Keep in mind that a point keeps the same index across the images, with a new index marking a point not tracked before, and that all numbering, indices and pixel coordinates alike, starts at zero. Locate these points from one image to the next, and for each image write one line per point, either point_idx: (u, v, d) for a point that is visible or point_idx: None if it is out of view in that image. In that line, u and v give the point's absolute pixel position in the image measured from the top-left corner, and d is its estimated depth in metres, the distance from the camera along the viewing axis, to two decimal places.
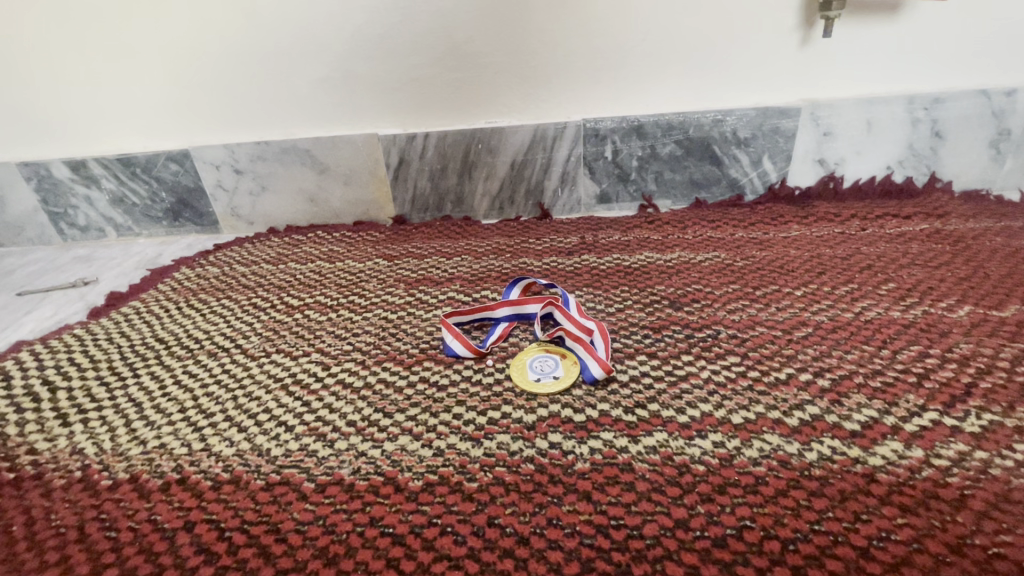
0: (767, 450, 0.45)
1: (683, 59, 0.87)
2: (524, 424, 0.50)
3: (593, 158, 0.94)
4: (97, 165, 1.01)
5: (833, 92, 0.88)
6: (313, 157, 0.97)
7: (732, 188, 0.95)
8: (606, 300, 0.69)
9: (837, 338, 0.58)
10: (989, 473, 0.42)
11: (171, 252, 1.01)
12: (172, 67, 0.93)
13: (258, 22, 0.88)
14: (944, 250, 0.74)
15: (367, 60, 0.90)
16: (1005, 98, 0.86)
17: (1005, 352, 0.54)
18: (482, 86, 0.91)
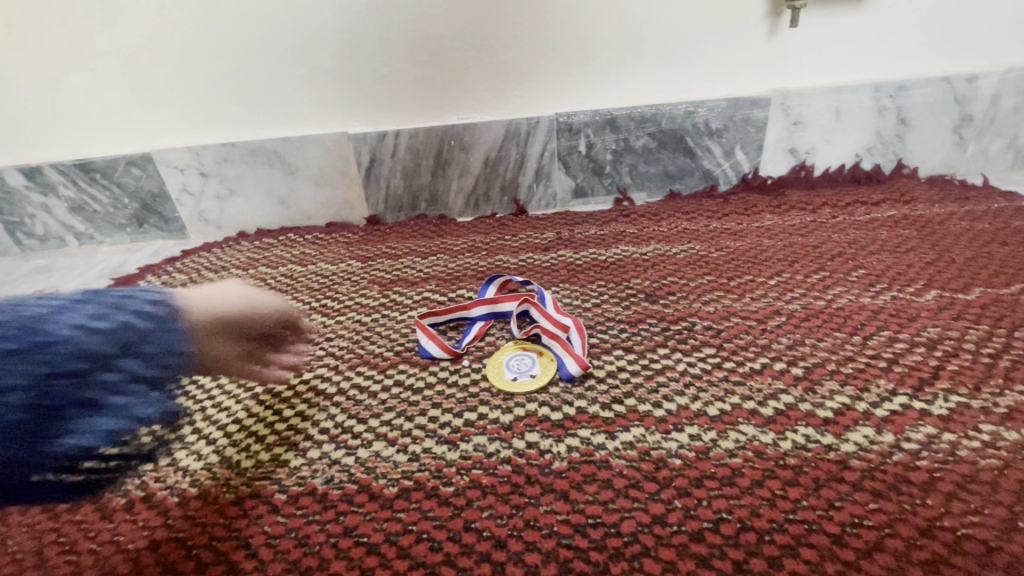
0: (742, 441, 0.45)
1: (654, 52, 0.87)
2: (501, 425, 0.50)
3: (567, 152, 0.93)
4: (54, 172, 0.97)
5: (802, 81, 0.89)
6: (282, 158, 0.95)
7: (705, 179, 0.95)
8: (583, 296, 0.69)
9: (810, 326, 0.59)
10: (957, 454, 0.42)
11: (136, 260, 0.98)
12: (129, 68, 0.90)
13: (221, 21, 0.85)
14: (913, 235, 0.75)
15: (334, 57, 0.88)
16: (967, 85, 0.88)
17: (971, 335, 0.55)
18: (454, 83, 0.90)
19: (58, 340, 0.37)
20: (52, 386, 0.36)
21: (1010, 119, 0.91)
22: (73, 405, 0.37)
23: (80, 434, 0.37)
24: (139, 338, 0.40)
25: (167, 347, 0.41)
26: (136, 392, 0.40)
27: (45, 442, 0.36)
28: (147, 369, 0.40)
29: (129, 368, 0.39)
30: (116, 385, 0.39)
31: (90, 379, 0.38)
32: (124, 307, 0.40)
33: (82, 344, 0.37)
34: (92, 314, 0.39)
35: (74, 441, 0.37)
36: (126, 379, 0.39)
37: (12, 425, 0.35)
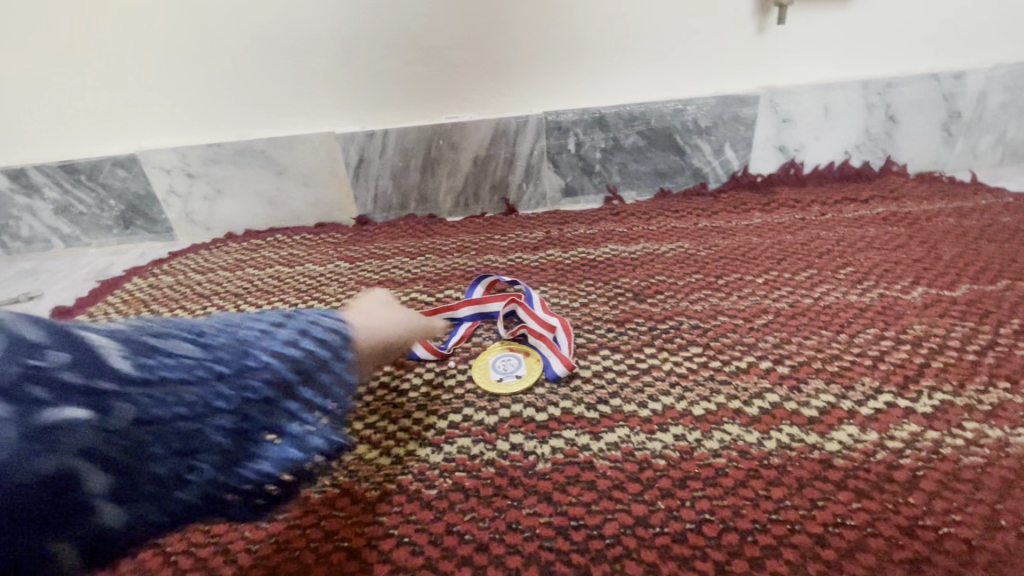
0: (727, 441, 0.45)
1: (643, 49, 0.87)
2: (486, 427, 0.49)
3: (556, 151, 0.93)
4: (38, 173, 0.96)
5: (790, 79, 0.89)
6: (269, 158, 0.94)
7: (695, 177, 0.95)
8: (571, 295, 0.69)
9: (797, 324, 0.59)
10: (940, 452, 0.42)
11: (123, 262, 0.97)
12: (113, 68, 0.89)
13: (207, 19, 0.85)
14: (901, 232, 0.76)
15: (320, 56, 0.87)
16: (954, 82, 0.88)
17: (956, 332, 0.55)
18: (443, 81, 0.89)
19: (260, 367, 0.36)
20: (253, 409, 0.35)
21: (998, 115, 0.91)
22: (272, 430, 0.36)
23: (273, 458, 0.36)
24: (325, 363, 0.39)
25: (346, 377, 0.40)
26: (331, 420, 0.39)
27: (241, 465, 0.35)
28: (342, 395, 0.39)
29: (313, 395, 0.38)
30: (300, 412, 0.37)
31: (279, 405, 0.36)
32: (310, 333, 0.39)
33: (278, 371, 0.37)
34: (288, 339, 0.38)
35: (268, 465, 0.35)
36: (307, 408, 0.37)
37: (221, 447, 0.34)
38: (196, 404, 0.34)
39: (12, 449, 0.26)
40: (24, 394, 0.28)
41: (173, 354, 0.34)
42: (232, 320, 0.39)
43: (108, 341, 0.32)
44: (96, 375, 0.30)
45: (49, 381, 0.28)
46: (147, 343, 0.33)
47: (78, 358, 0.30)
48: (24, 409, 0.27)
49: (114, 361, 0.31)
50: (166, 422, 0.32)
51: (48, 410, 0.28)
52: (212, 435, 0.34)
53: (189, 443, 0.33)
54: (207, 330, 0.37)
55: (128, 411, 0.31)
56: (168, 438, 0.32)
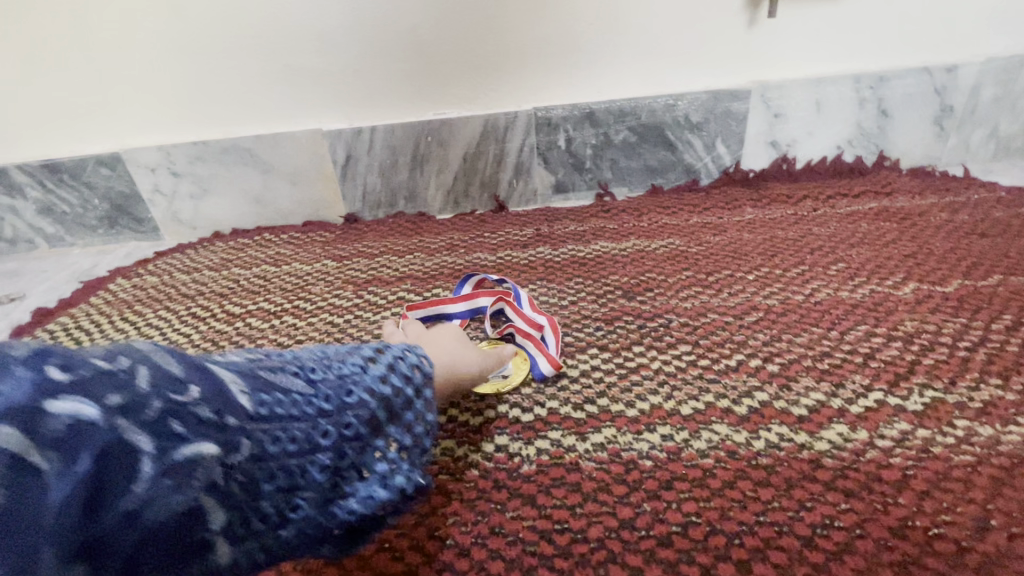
0: (715, 441, 0.44)
1: (632, 44, 0.86)
2: (470, 428, 0.48)
3: (546, 147, 0.92)
4: (20, 173, 0.95)
5: (782, 73, 0.88)
6: (256, 156, 0.93)
7: (687, 173, 0.94)
8: (560, 293, 0.68)
9: (787, 321, 0.58)
10: (931, 451, 0.42)
11: (108, 262, 0.96)
12: (95, 65, 0.87)
13: (189, 14, 0.83)
14: (893, 227, 0.75)
15: (306, 53, 0.86)
16: (946, 75, 0.88)
17: (948, 328, 0.54)
18: (428, 76, 0.88)
19: (359, 404, 0.34)
20: (348, 448, 0.33)
21: (990, 109, 0.90)
22: (360, 467, 0.34)
23: (361, 496, 0.33)
24: (409, 401, 0.37)
25: (424, 414, 0.39)
26: (414, 456, 0.37)
27: (333, 502, 0.32)
28: (421, 432, 0.38)
29: (397, 433, 0.36)
30: (386, 449, 0.35)
31: (368, 443, 0.34)
32: (398, 370, 0.37)
33: (374, 408, 0.35)
34: (380, 375, 0.36)
35: (358, 502, 0.33)
36: (391, 445, 0.36)
37: (320, 485, 0.31)
38: (303, 441, 0.30)
39: (148, 487, 0.23)
40: (165, 429, 0.24)
41: (288, 390, 0.31)
42: (328, 353, 0.37)
43: (232, 373, 0.29)
44: (228, 408, 0.27)
45: (188, 414, 0.25)
46: (264, 377, 0.30)
47: (209, 390, 0.26)
48: (163, 446, 0.23)
49: (239, 395, 0.28)
50: (278, 460, 0.29)
51: (186, 447, 0.24)
52: (313, 473, 0.31)
53: (292, 481, 0.30)
54: (308, 363, 0.34)
55: (251, 447, 0.27)
56: (277, 475, 0.29)
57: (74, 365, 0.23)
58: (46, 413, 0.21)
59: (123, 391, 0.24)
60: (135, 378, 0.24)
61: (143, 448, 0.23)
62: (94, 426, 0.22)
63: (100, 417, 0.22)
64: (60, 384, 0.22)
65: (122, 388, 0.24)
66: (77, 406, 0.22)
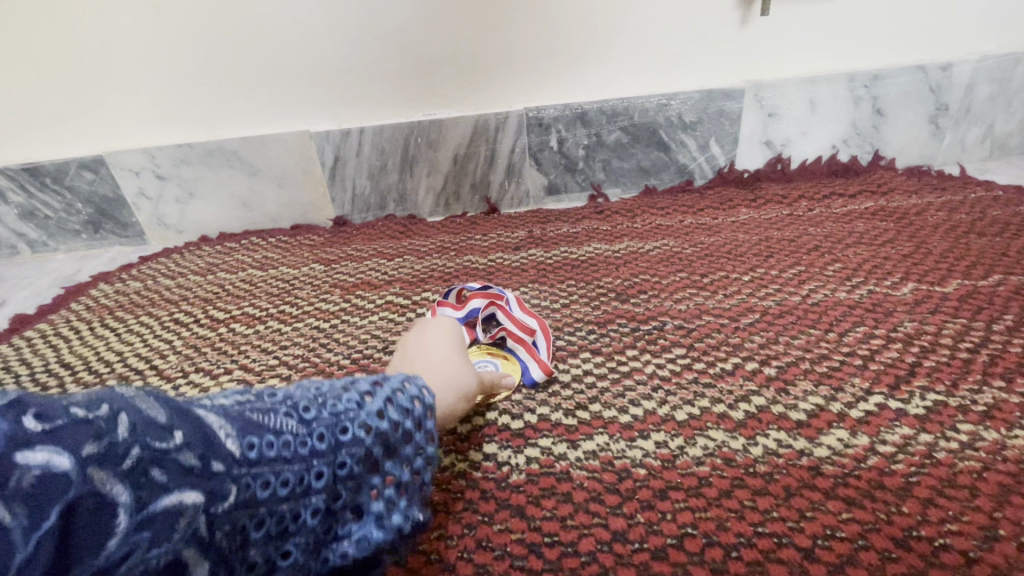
0: (711, 448, 0.43)
1: (624, 43, 0.84)
2: (458, 436, 0.47)
3: (538, 148, 0.91)
4: (1, 177, 0.93)
5: (776, 72, 0.87)
6: (242, 159, 0.91)
7: (681, 173, 0.93)
8: (552, 297, 0.66)
9: (784, 323, 0.57)
10: (934, 457, 0.40)
11: (91, 268, 0.94)
12: (76, 66, 0.86)
13: (173, 13, 0.82)
14: (890, 227, 0.74)
15: (292, 53, 0.84)
16: (941, 74, 0.87)
17: (948, 329, 0.53)
18: (416, 75, 0.86)
19: (354, 442, 0.31)
20: (341, 489, 0.31)
21: (986, 107, 0.90)
22: (353, 509, 0.31)
23: (355, 538, 0.31)
24: (410, 434, 0.34)
25: (425, 448, 0.36)
26: (413, 492, 0.34)
27: (326, 545, 0.30)
28: (422, 466, 0.35)
29: (396, 470, 0.33)
30: (381, 489, 0.32)
31: (364, 481, 0.32)
32: (398, 404, 0.34)
33: (370, 445, 0.32)
34: (378, 410, 0.33)
35: (351, 545, 0.31)
36: (388, 483, 0.33)
37: (311, 528, 0.29)
38: (295, 484, 0.28)
39: (124, 542, 0.21)
40: (145, 478, 0.22)
41: (278, 431, 0.29)
42: (321, 388, 0.33)
43: (218, 417, 0.27)
44: (213, 454, 0.25)
45: (171, 462, 0.23)
46: (252, 420, 0.28)
47: (194, 435, 0.25)
48: (141, 497, 0.22)
49: (225, 441, 0.26)
50: (267, 505, 0.27)
51: (167, 497, 0.23)
52: (305, 517, 0.29)
53: (281, 526, 0.28)
54: (300, 399, 0.32)
55: (236, 494, 0.26)
56: (267, 521, 0.27)
57: (49, 411, 0.21)
58: (15, 465, 0.19)
59: (101, 438, 0.21)
60: (114, 425, 0.22)
61: (120, 501, 0.21)
62: (67, 480, 0.20)
63: (74, 468, 0.20)
64: (33, 434, 0.20)
65: (100, 435, 0.21)
66: (51, 457, 0.20)
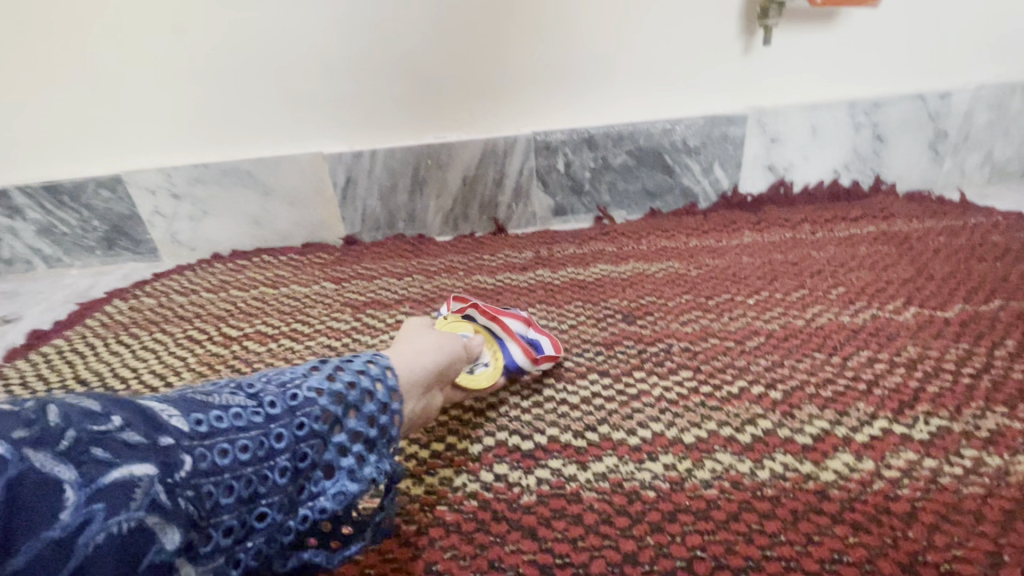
0: (719, 470, 0.43)
1: (632, 70, 0.87)
2: (469, 456, 0.48)
3: (545, 171, 0.93)
4: (21, 194, 0.95)
5: (779, 97, 0.89)
6: (255, 179, 0.93)
7: (685, 196, 0.95)
8: (559, 317, 0.67)
9: (789, 346, 0.58)
10: (939, 482, 0.41)
11: (105, 284, 0.95)
12: (99, 88, 0.89)
13: (195, 40, 0.85)
14: (891, 251, 0.75)
15: (308, 77, 0.87)
16: (939, 101, 0.89)
17: (950, 354, 0.54)
18: (427, 100, 0.89)
19: (308, 404, 0.33)
20: (307, 448, 0.32)
21: (984, 134, 0.92)
22: (322, 467, 0.33)
23: (331, 493, 0.34)
24: (368, 394, 0.36)
25: (390, 403, 0.37)
26: (381, 447, 0.36)
27: (301, 504, 0.32)
28: (389, 421, 0.37)
29: (361, 426, 0.35)
30: (348, 445, 0.34)
31: (328, 440, 0.33)
32: (349, 368, 0.36)
33: (326, 406, 0.34)
34: (327, 376, 0.35)
35: (328, 500, 0.33)
36: (353, 440, 0.35)
37: (283, 489, 0.31)
38: (255, 449, 0.30)
39: (76, 514, 0.22)
40: (85, 456, 0.23)
41: (225, 406, 0.30)
42: (267, 371, 0.35)
43: (160, 402, 0.28)
44: (160, 430, 0.26)
45: (111, 441, 0.24)
46: (196, 399, 0.29)
47: (136, 416, 0.26)
48: (86, 473, 0.23)
49: (170, 419, 0.27)
50: (230, 472, 0.28)
51: (115, 470, 0.24)
52: (273, 479, 0.30)
53: (251, 490, 0.29)
54: (246, 380, 0.33)
55: (194, 463, 0.27)
56: (235, 486, 0.29)
57: None
58: None
59: (30, 425, 0.23)
60: (43, 414, 0.24)
61: (64, 477, 0.23)
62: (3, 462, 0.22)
63: (8, 451, 0.22)
64: None
65: (30, 422, 0.23)
66: None
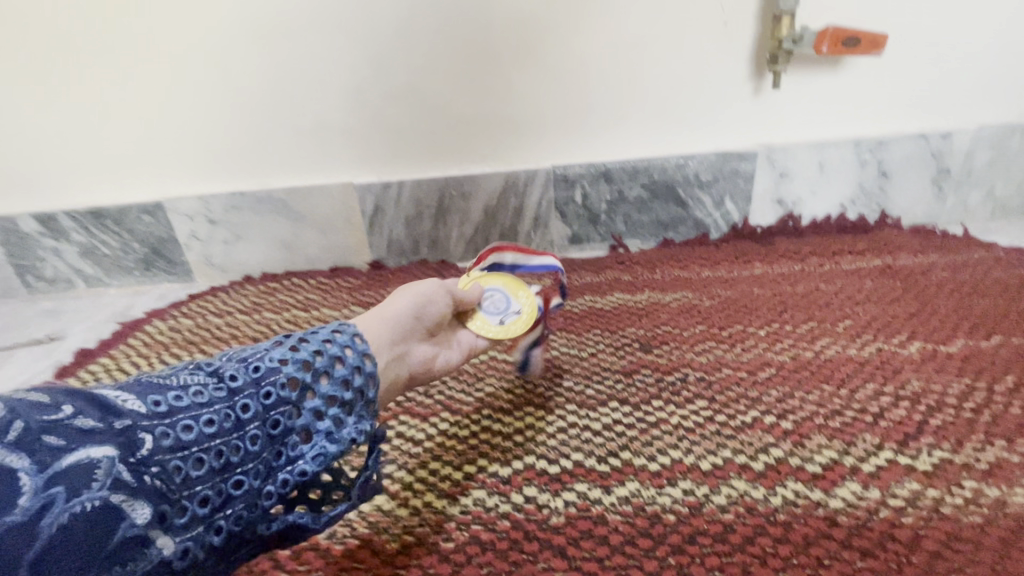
0: (734, 496, 0.47)
1: (649, 108, 0.92)
2: (500, 479, 0.51)
3: (563, 202, 0.97)
4: (68, 218, 1.01)
5: (788, 135, 0.93)
6: (288, 206, 0.99)
7: (697, 227, 0.99)
8: (580, 345, 0.71)
9: (799, 378, 0.61)
10: (941, 511, 0.44)
11: (143, 304, 1.00)
12: (145, 120, 0.95)
13: (238, 78, 0.91)
14: (896, 286, 0.78)
15: (340, 112, 0.93)
16: (941, 141, 0.93)
17: (953, 388, 0.57)
18: (453, 135, 0.94)
19: (270, 375, 0.38)
20: (278, 415, 0.37)
21: (985, 172, 0.96)
22: (297, 432, 0.38)
23: (311, 456, 0.38)
24: (339, 358, 0.41)
25: (363, 365, 0.42)
26: (360, 408, 0.41)
27: (279, 469, 0.37)
28: (364, 382, 0.42)
29: (334, 391, 0.40)
30: (324, 408, 0.39)
31: (299, 407, 0.38)
32: (314, 340, 0.41)
33: (290, 373, 0.39)
34: (289, 350, 0.40)
35: (308, 462, 0.38)
36: (329, 403, 0.39)
37: (257, 455, 0.36)
38: (221, 421, 0.34)
39: (36, 499, 0.26)
40: (37, 445, 0.27)
41: (183, 386, 0.35)
42: (231, 351, 0.40)
43: (114, 390, 0.32)
44: (114, 415, 0.30)
45: (63, 428, 0.28)
46: (153, 383, 0.34)
47: (86, 405, 0.30)
48: (41, 460, 0.27)
49: (127, 404, 0.31)
50: (198, 444, 0.33)
51: (71, 455, 0.28)
52: (246, 446, 0.35)
53: (222, 460, 0.34)
54: (207, 361, 0.38)
55: (155, 441, 0.31)
56: (206, 458, 0.33)
57: None
58: None
59: None
60: None
61: (19, 467, 0.26)
62: None
63: None
64: None
65: None
66: None
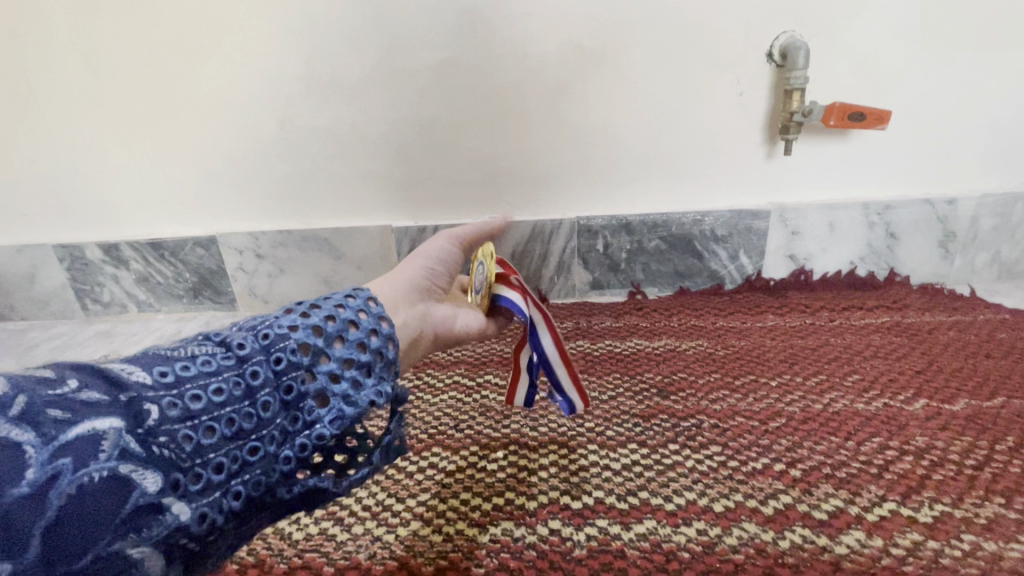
0: (745, 538, 0.50)
1: (668, 169, 0.99)
2: (526, 511, 0.55)
3: (586, 250, 1.04)
4: (128, 249, 1.10)
5: (799, 197, 1.00)
6: (331, 245, 1.07)
7: (713, 279, 1.04)
8: (600, 388, 0.76)
9: (808, 429, 0.65)
10: (940, 562, 0.47)
11: (190, 329, 1.08)
12: (207, 163, 1.04)
13: (292, 128, 1.00)
14: (903, 343, 0.82)
15: (383, 161, 1.01)
16: (947, 206, 0.98)
17: (955, 446, 0.60)
18: (486, 185, 1.02)
19: (280, 341, 0.39)
20: (290, 380, 0.39)
21: (992, 236, 1.00)
22: (313, 397, 0.40)
23: (330, 418, 0.40)
24: (351, 323, 0.43)
25: (378, 327, 0.44)
26: (378, 369, 0.43)
27: (298, 433, 0.39)
28: (381, 343, 0.43)
29: (349, 353, 0.42)
30: (340, 370, 0.41)
31: (312, 371, 0.40)
32: (325, 307, 0.43)
33: (302, 338, 0.40)
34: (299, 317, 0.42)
35: (326, 426, 0.39)
36: (345, 365, 0.41)
37: (274, 421, 0.38)
38: (231, 388, 0.36)
39: (43, 470, 0.28)
40: (40, 418, 0.29)
41: (192, 356, 0.37)
42: (244, 322, 0.42)
43: (123, 364, 0.34)
44: (118, 388, 0.32)
45: (68, 402, 0.30)
46: (160, 356, 0.36)
47: (91, 378, 0.32)
48: (46, 433, 0.29)
49: (134, 377, 0.33)
50: (208, 413, 0.35)
51: (76, 427, 0.30)
52: (261, 413, 0.37)
53: (234, 427, 0.35)
54: (218, 332, 0.40)
55: (162, 412, 0.33)
56: (217, 426, 0.35)
57: None
58: None
59: None
60: None
61: (25, 441, 0.28)
62: None
63: None
64: None
65: None
66: None
